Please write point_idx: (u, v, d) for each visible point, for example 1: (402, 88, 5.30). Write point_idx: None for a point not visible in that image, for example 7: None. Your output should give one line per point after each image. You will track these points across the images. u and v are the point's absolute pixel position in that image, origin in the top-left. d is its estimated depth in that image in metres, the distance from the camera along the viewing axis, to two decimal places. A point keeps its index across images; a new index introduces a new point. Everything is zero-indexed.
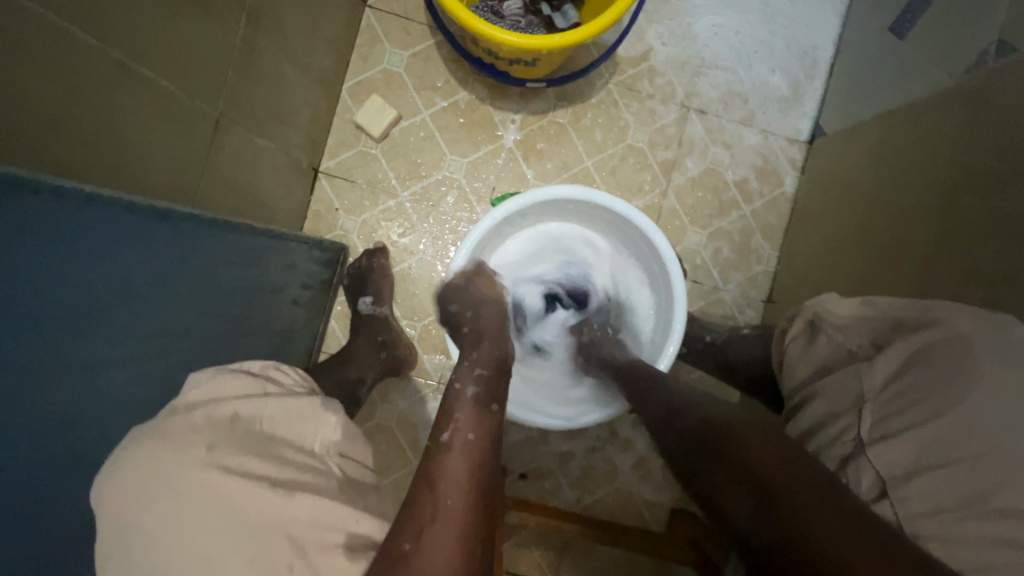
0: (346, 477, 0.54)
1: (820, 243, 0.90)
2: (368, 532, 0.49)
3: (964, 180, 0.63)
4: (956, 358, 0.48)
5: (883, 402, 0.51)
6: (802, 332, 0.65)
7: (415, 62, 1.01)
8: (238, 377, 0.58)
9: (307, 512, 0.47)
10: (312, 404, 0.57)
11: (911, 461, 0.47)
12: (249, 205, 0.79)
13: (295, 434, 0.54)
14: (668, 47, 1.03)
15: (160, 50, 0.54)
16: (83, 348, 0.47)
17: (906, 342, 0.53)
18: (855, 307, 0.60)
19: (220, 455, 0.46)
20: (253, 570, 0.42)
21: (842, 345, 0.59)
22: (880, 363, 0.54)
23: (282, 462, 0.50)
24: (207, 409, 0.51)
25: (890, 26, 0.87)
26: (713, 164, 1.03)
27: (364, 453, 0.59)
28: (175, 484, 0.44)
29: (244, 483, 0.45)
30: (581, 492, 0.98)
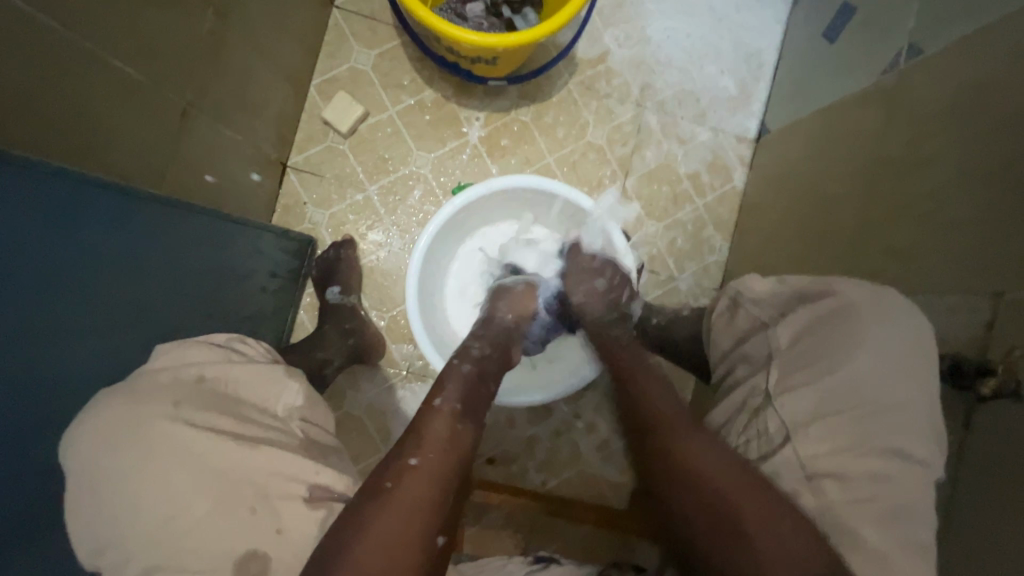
0: (307, 438, 0.61)
1: (765, 232, 0.96)
2: (328, 482, 0.57)
3: (883, 169, 0.69)
4: (846, 323, 0.54)
5: (786, 361, 0.57)
6: (726, 308, 0.69)
7: (382, 61, 1.05)
8: (203, 347, 0.63)
9: (269, 464, 0.55)
10: (276, 370, 0.64)
11: (807, 412, 0.53)
12: (217, 193, 0.81)
13: (259, 398, 0.61)
14: (624, 49, 1.09)
15: (129, 40, 0.57)
16: (51, 316, 0.50)
17: (805, 309, 0.58)
18: (771, 283, 0.64)
19: (183, 411, 0.54)
20: (217, 509, 0.51)
21: (755, 315, 0.63)
22: (785, 328, 0.59)
23: (245, 420, 0.57)
24: (174, 371, 0.58)
25: (824, 32, 0.95)
26: (668, 160, 1.09)
27: (325, 418, 0.66)
28: (142, 434, 0.51)
29: (207, 437, 0.53)
30: (546, 474, 1.01)
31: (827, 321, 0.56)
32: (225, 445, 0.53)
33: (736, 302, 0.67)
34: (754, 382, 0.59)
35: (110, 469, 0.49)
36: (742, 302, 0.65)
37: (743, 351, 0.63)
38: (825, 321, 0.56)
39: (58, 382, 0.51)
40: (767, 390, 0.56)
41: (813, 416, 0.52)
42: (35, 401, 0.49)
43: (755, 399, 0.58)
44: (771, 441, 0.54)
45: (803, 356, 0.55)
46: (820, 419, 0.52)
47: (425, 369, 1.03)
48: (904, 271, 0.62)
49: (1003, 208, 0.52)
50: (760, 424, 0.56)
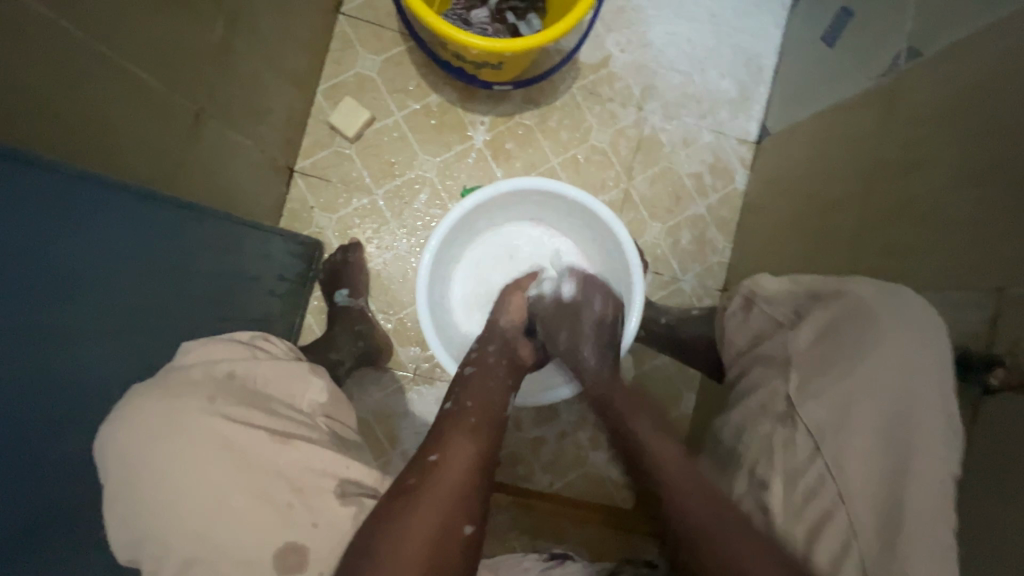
0: (332, 434, 0.62)
1: (767, 233, 0.97)
2: (356, 476, 0.58)
3: (883, 169, 0.71)
4: (862, 325, 0.55)
5: (804, 363, 0.58)
6: (740, 307, 0.71)
7: (387, 66, 1.06)
8: (229, 344, 0.63)
9: (303, 458, 0.56)
10: (300, 367, 0.65)
11: (830, 417, 0.54)
12: (228, 197, 0.82)
13: (285, 394, 0.62)
14: (626, 54, 1.10)
15: (141, 46, 0.57)
16: (67, 316, 0.51)
17: (822, 309, 0.60)
18: (784, 282, 0.66)
19: (219, 405, 0.54)
20: (257, 503, 0.51)
21: (772, 315, 0.65)
22: (804, 328, 0.60)
23: (276, 415, 0.58)
24: (205, 366, 0.58)
25: (822, 36, 0.96)
26: (670, 163, 1.10)
27: (346, 414, 0.67)
28: (178, 426, 0.51)
29: (243, 431, 0.54)
30: (553, 475, 1.02)
31: (842, 323, 0.57)
32: (259, 439, 0.54)
33: (751, 301, 0.69)
34: (772, 388, 0.60)
35: (151, 461, 0.49)
36: (757, 302, 0.68)
37: (761, 350, 0.65)
38: (840, 323, 0.57)
39: (74, 381, 0.52)
40: (787, 393, 0.58)
41: (832, 419, 0.54)
42: (52, 401, 0.50)
43: (777, 404, 0.59)
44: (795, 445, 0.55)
45: (821, 360, 0.57)
46: (842, 423, 0.53)
47: (432, 371, 1.03)
48: (906, 268, 0.64)
49: (1005, 204, 0.53)
50: (784, 430, 0.57)
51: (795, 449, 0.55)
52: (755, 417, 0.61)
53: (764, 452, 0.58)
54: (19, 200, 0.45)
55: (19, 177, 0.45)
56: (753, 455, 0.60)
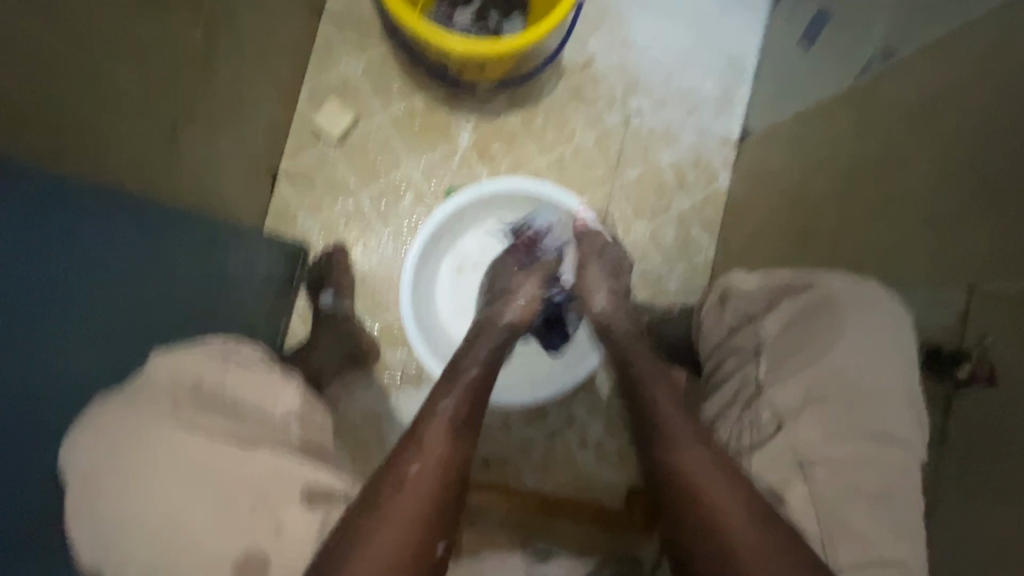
0: (305, 442, 0.61)
1: (749, 232, 0.99)
2: (327, 483, 0.57)
3: (860, 167, 0.72)
4: (828, 316, 0.56)
5: (774, 352, 0.58)
6: (715, 304, 0.70)
7: (371, 69, 1.06)
8: (200, 352, 0.60)
9: (270, 467, 0.55)
10: (273, 375, 0.62)
11: (797, 402, 0.54)
12: (212, 202, 0.82)
13: (254, 402, 0.60)
14: (609, 55, 1.11)
15: (121, 50, 0.57)
16: (47, 320, 0.50)
17: (793, 302, 0.60)
18: (757, 278, 0.65)
19: (184, 413, 0.55)
20: (218, 512, 0.52)
21: (743, 310, 0.65)
22: (772, 318, 0.60)
23: (240, 422, 0.57)
24: (170, 377, 0.57)
25: (802, 37, 0.98)
26: (654, 163, 1.11)
27: (324, 421, 0.65)
28: (144, 436, 0.52)
29: (206, 439, 0.53)
30: (542, 476, 1.02)
31: (810, 315, 0.58)
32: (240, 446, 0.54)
33: (724, 298, 0.69)
34: (743, 373, 0.60)
35: (109, 471, 0.50)
36: (731, 296, 0.67)
37: (734, 343, 0.64)
38: (809, 316, 0.58)
39: (57, 388, 0.52)
40: (755, 378, 0.58)
41: (799, 405, 0.54)
42: (33, 408, 0.49)
43: (746, 389, 0.58)
44: (762, 428, 0.55)
45: (789, 346, 0.57)
46: (805, 408, 0.53)
47: (419, 373, 1.03)
48: (883, 266, 0.65)
49: (980, 201, 0.54)
50: (747, 416, 0.57)
51: (760, 427, 0.55)
52: (720, 415, 0.61)
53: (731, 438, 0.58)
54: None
55: None
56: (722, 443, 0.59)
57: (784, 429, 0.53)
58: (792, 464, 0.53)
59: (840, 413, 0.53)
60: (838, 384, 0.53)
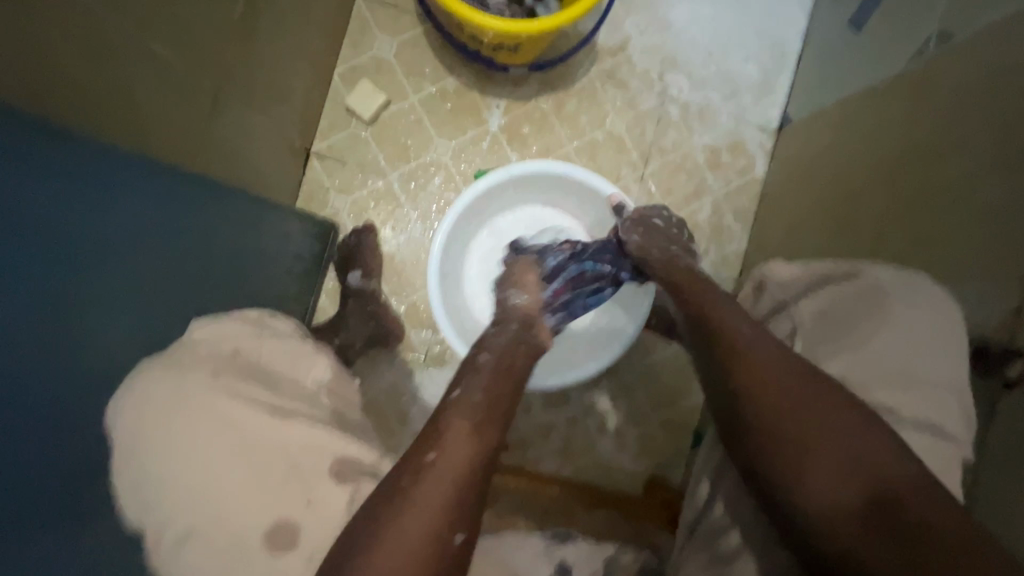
0: (335, 412, 0.64)
1: (785, 223, 0.96)
2: (355, 455, 0.59)
3: (909, 154, 0.69)
4: (872, 303, 0.59)
5: (811, 336, 0.62)
6: (751, 292, 0.72)
7: (404, 49, 1.06)
8: (238, 322, 0.62)
9: (302, 438, 0.57)
10: (306, 347, 0.65)
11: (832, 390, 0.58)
12: (247, 176, 0.83)
13: (288, 371, 0.63)
14: (645, 36, 1.08)
15: (166, 25, 0.58)
16: (90, 285, 0.52)
17: (833, 289, 0.62)
18: (795, 267, 0.66)
19: (222, 382, 0.55)
20: (254, 479, 0.53)
21: (779, 298, 0.67)
22: (808, 306, 0.63)
23: (278, 394, 0.59)
24: (213, 344, 0.58)
25: (850, 19, 0.94)
26: (688, 150, 1.09)
27: (351, 392, 0.68)
28: (185, 401, 0.52)
29: (243, 408, 0.55)
30: (562, 460, 1.03)
31: (851, 302, 0.60)
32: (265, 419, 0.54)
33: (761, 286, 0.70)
34: None
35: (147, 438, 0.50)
36: (768, 285, 0.68)
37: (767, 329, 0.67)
38: (849, 303, 0.60)
39: (100, 351, 0.54)
40: None
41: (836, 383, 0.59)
42: (80, 368, 0.52)
43: None
44: None
45: (828, 330, 0.61)
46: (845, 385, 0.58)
47: (443, 354, 1.04)
48: (928, 259, 0.62)
49: None
50: None
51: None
52: None
53: None
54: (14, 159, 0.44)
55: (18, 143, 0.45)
56: None
57: None
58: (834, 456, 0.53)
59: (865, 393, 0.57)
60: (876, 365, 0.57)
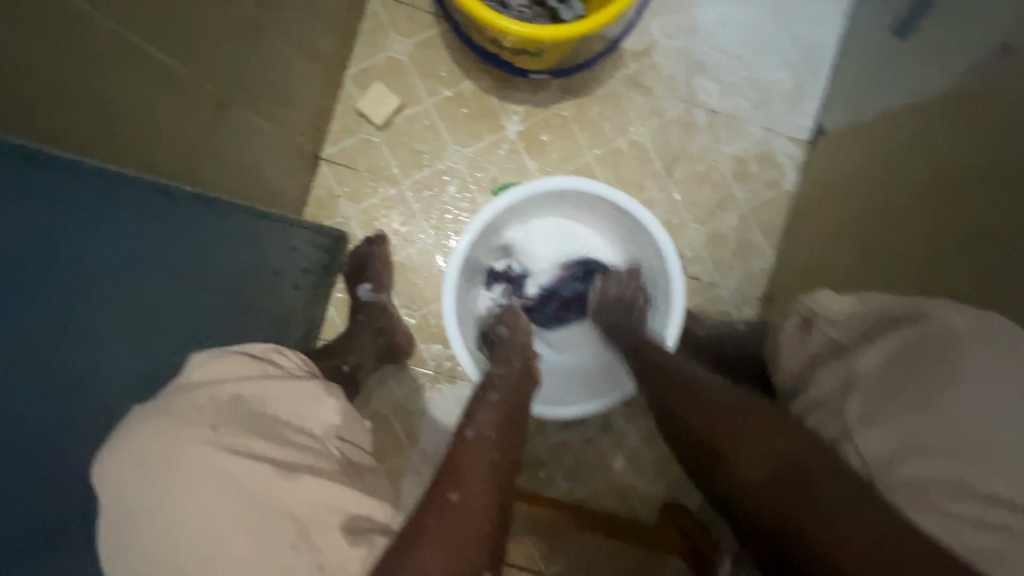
0: (345, 460, 0.56)
1: (817, 242, 0.91)
2: (366, 511, 0.52)
3: (962, 179, 0.64)
4: (940, 354, 0.49)
5: (869, 390, 0.53)
6: (796, 328, 0.65)
7: (419, 50, 1.01)
8: (239, 359, 0.59)
9: (312, 496, 0.49)
10: (313, 387, 0.59)
11: (890, 452, 0.49)
12: (253, 185, 0.79)
13: (294, 415, 0.56)
14: (672, 40, 1.03)
15: (170, 32, 0.54)
16: (87, 317, 0.48)
17: (898, 334, 0.53)
18: (850, 302, 0.60)
19: (224, 435, 0.48)
20: (258, 547, 0.45)
21: (833, 338, 0.60)
22: (871, 353, 0.54)
23: (285, 444, 0.52)
24: (210, 390, 0.52)
25: (893, 27, 0.88)
26: (714, 160, 1.04)
27: (362, 436, 0.61)
28: (181, 460, 0.45)
29: (249, 464, 0.47)
30: (574, 482, 0.99)
31: (916, 352, 0.51)
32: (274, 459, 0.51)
33: (809, 323, 0.63)
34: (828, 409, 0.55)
35: (139, 503, 0.44)
36: (817, 322, 0.62)
37: (813, 378, 0.60)
38: (913, 353, 0.51)
39: (96, 386, 0.50)
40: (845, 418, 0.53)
41: (895, 452, 0.49)
42: (74, 403, 0.48)
43: (829, 430, 0.54)
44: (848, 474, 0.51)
45: (889, 386, 0.52)
46: (906, 454, 0.48)
47: (454, 370, 1.00)
48: (981, 295, 0.57)
49: None
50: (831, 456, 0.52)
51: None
52: None
53: None
54: (19, 197, 0.40)
55: (28, 171, 0.41)
56: None
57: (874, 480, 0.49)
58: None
59: (933, 462, 0.46)
60: (954, 430, 0.46)
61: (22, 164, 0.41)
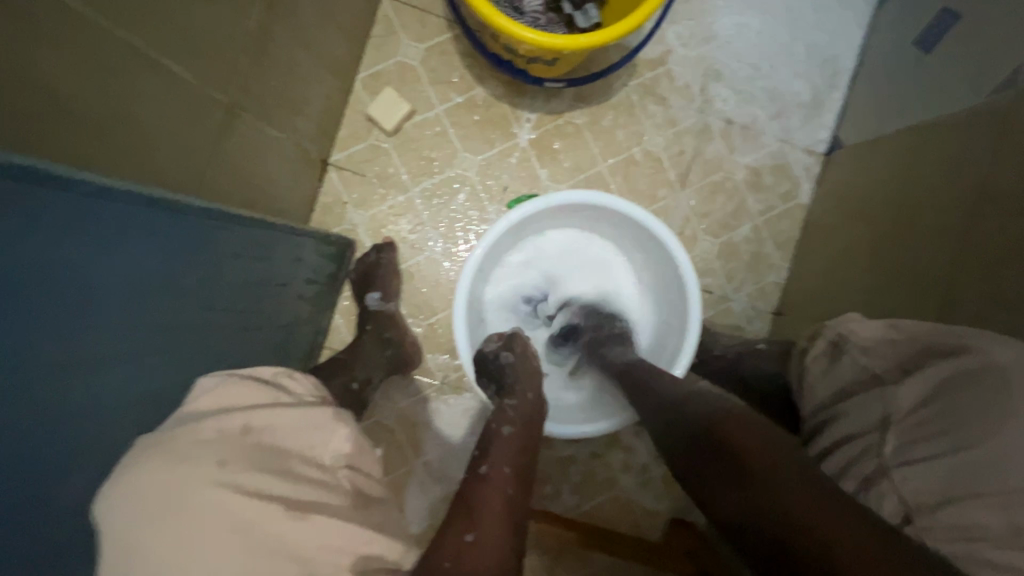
0: (356, 491, 0.55)
1: (834, 258, 0.89)
2: (379, 551, 0.51)
3: (988, 200, 0.62)
4: (985, 393, 0.47)
5: (907, 428, 0.51)
6: (825, 352, 0.63)
7: (430, 55, 1.00)
8: (247, 385, 0.57)
9: (323, 538, 0.47)
10: (325, 415, 0.58)
11: (939, 493, 0.46)
12: (260, 194, 0.78)
13: (303, 445, 0.54)
14: (687, 49, 1.01)
15: (175, 36, 0.52)
16: (93, 339, 0.46)
17: (937, 368, 0.52)
18: (879, 326, 0.60)
19: (233, 475, 0.46)
20: None
21: (863, 365, 0.58)
22: (909, 388, 0.53)
23: (294, 478, 0.50)
24: (218, 422, 0.50)
25: (916, 39, 0.86)
26: (729, 171, 1.02)
27: (373, 464, 0.60)
28: (186, 503, 0.43)
29: (256, 504, 0.45)
30: (582, 497, 0.98)
31: (957, 389, 0.49)
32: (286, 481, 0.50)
33: (838, 347, 0.62)
34: (862, 446, 0.53)
35: (141, 548, 0.41)
36: (846, 347, 0.60)
37: (841, 407, 0.58)
38: (954, 390, 0.50)
39: (102, 408, 0.49)
40: (880, 457, 0.51)
41: (941, 498, 0.46)
42: (80, 426, 0.46)
43: (864, 467, 0.52)
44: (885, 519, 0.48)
45: (926, 425, 0.50)
46: (951, 502, 0.45)
47: (461, 381, 0.99)
48: (1007, 320, 0.55)
49: None
50: (869, 499, 0.50)
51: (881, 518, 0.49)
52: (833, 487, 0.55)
53: None
54: (35, 209, 0.40)
55: (28, 184, 0.39)
56: None
57: (913, 524, 0.47)
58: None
59: (989, 511, 0.44)
60: (997, 474, 0.44)
61: (24, 178, 0.39)
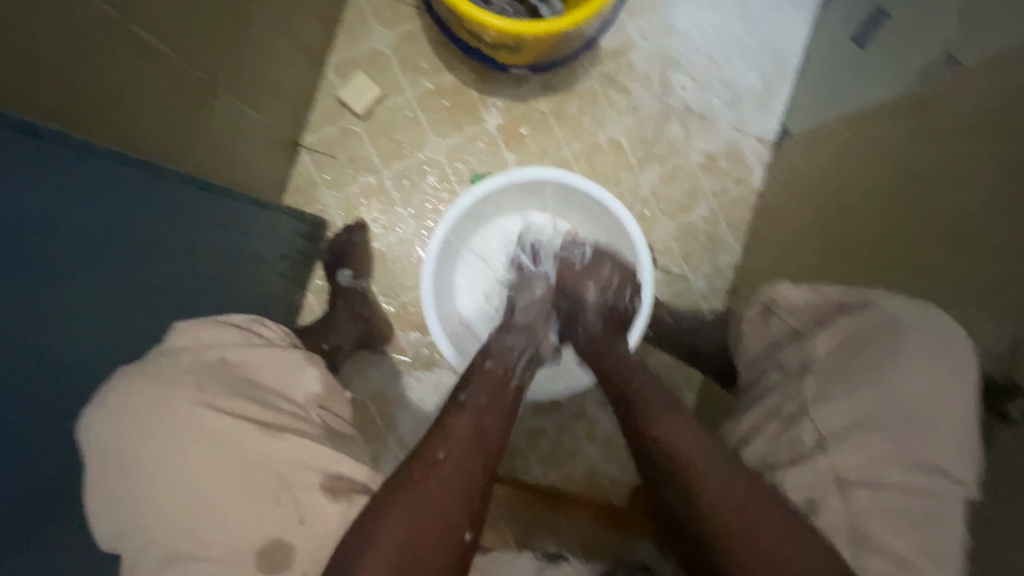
0: (327, 425, 0.62)
1: (780, 237, 0.96)
2: (348, 472, 0.58)
3: (907, 179, 0.69)
4: (887, 339, 0.54)
5: (823, 372, 0.57)
6: (756, 314, 0.68)
7: (401, 42, 1.03)
8: (224, 328, 0.62)
9: (297, 454, 0.56)
10: (296, 357, 0.64)
11: (846, 426, 0.53)
12: (235, 170, 0.80)
13: (277, 382, 0.61)
14: (647, 41, 1.07)
15: (160, 15, 0.55)
16: (69, 292, 0.49)
17: (850, 319, 0.58)
18: (807, 291, 0.63)
19: (211, 396, 0.54)
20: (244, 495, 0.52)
21: (788, 324, 0.63)
22: (824, 339, 0.59)
23: (268, 407, 0.57)
24: (197, 354, 0.57)
25: (853, 36, 0.94)
26: (686, 157, 1.08)
27: (342, 405, 0.66)
28: (174, 418, 0.51)
29: (233, 424, 0.53)
30: (549, 468, 1.02)
31: (869, 336, 0.56)
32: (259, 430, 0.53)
33: (767, 310, 0.66)
34: (784, 393, 0.59)
35: (135, 453, 0.50)
36: (775, 310, 0.65)
37: (773, 359, 0.64)
38: (866, 336, 0.56)
39: (76, 360, 0.51)
40: (800, 402, 0.57)
41: (850, 428, 0.53)
42: (56, 379, 0.48)
43: (788, 408, 0.58)
44: (804, 448, 0.55)
45: (840, 368, 0.56)
46: (857, 431, 0.53)
47: (432, 358, 1.02)
48: (921, 282, 0.62)
49: None
50: (791, 433, 0.56)
51: (803, 449, 0.55)
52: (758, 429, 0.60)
53: (768, 455, 0.57)
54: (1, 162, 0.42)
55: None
56: (756, 457, 0.58)
57: (828, 450, 0.53)
58: (829, 482, 0.53)
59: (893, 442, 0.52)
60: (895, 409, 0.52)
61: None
